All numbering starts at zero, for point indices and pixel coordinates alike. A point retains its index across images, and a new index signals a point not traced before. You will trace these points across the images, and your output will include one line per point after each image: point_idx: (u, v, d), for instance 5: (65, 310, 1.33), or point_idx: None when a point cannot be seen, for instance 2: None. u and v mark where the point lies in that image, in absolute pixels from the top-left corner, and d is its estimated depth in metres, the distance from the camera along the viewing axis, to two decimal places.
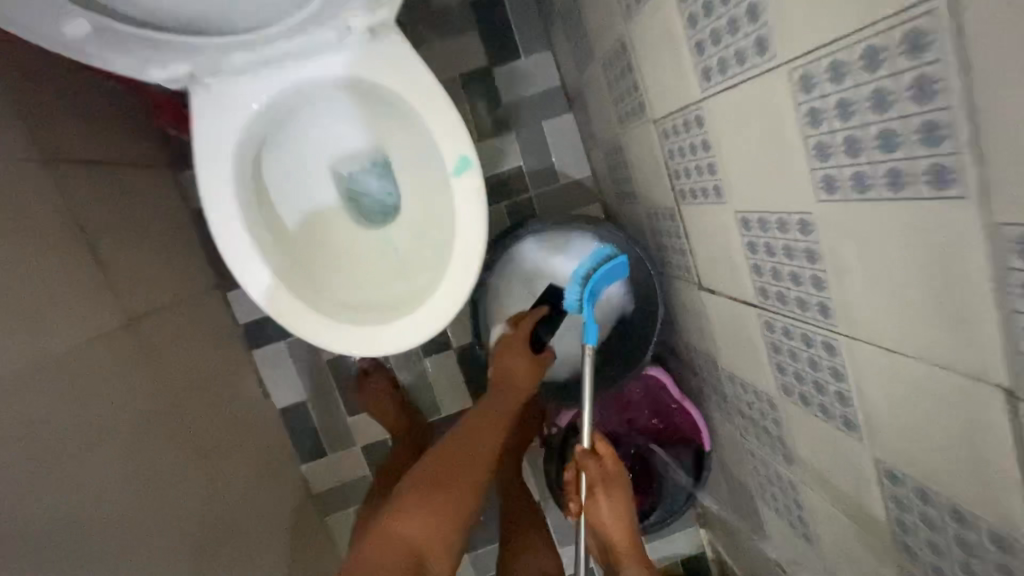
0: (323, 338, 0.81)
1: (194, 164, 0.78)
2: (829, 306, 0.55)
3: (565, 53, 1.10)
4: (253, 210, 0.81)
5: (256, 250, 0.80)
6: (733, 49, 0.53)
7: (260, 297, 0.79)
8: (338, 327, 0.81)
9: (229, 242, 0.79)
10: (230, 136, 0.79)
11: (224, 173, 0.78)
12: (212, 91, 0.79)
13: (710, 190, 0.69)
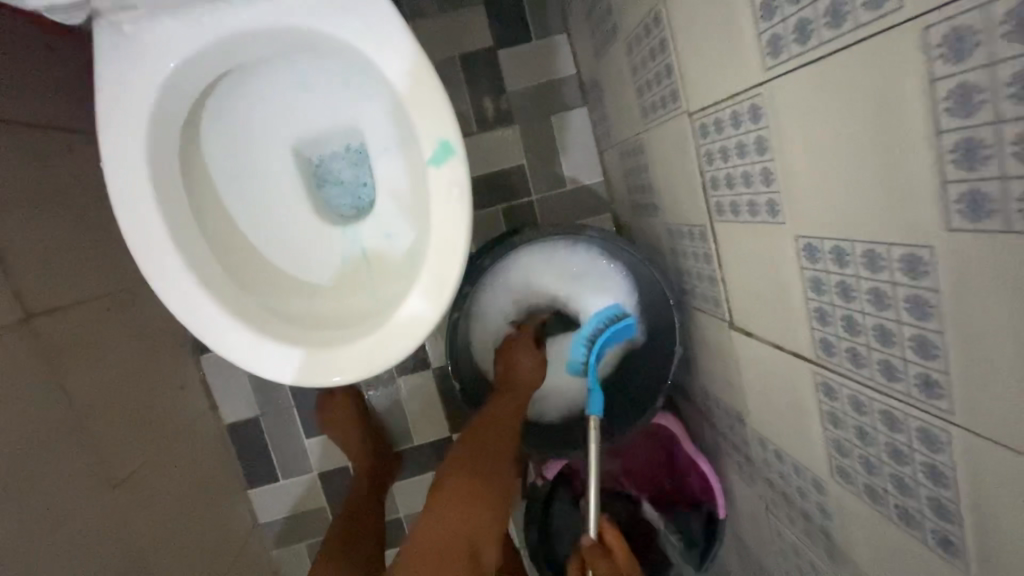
0: (248, 356, 0.65)
1: (97, 127, 0.62)
2: (936, 381, 0.38)
3: (582, 37, 0.94)
4: (173, 191, 0.66)
5: (172, 241, 0.64)
6: (825, 3, 0.37)
7: (173, 300, 0.64)
8: (269, 344, 0.65)
9: (138, 228, 0.63)
10: (147, 96, 0.62)
11: (137, 142, 0.63)
12: (125, 35, 0.62)
13: (760, 204, 0.53)
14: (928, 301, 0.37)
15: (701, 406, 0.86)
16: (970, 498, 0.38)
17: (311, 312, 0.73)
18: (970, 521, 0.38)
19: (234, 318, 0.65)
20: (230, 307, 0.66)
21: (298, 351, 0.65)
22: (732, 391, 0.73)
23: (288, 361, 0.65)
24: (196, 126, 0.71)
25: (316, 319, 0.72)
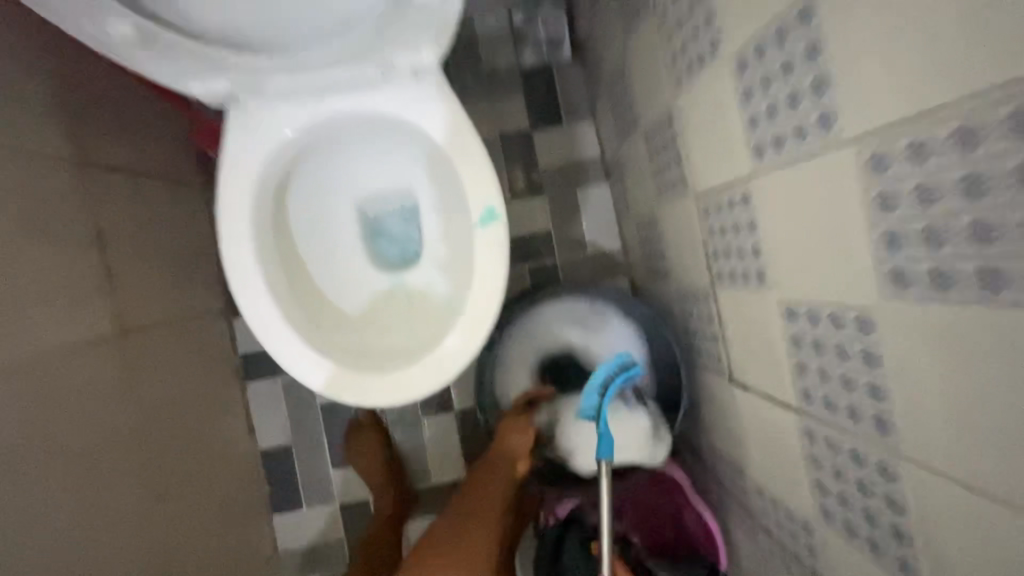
0: (298, 369, 0.75)
1: (217, 174, 0.77)
2: (887, 421, 0.46)
3: (608, 126, 1.10)
4: (265, 229, 0.80)
5: (258, 268, 0.77)
6: (792, 125, 0.49)
7: (248, 313, 0.75)
8: (319, 361, 0.75)
9: (232, 255, 0.76)
10: (260, 155, 0.78)
11: (246, 190, 0.78)
12: (250, 108, 0.78)
13: (751, 274, 0.64)
14: (877, 354, 0.46)
15: (705, 459, 0.92)
16: (920, 524, 0.45)
17: (351, 339, 0.83)
18: (926, 548, 0.45)
19: (290, 330, 0.76)
20: (291, 323, 0.77)
21: (337, 369, 0.75)
22: (733, 442, 0.80)
23: (327, 377, 0.75)
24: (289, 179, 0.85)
25: (355, 346, 0.82)
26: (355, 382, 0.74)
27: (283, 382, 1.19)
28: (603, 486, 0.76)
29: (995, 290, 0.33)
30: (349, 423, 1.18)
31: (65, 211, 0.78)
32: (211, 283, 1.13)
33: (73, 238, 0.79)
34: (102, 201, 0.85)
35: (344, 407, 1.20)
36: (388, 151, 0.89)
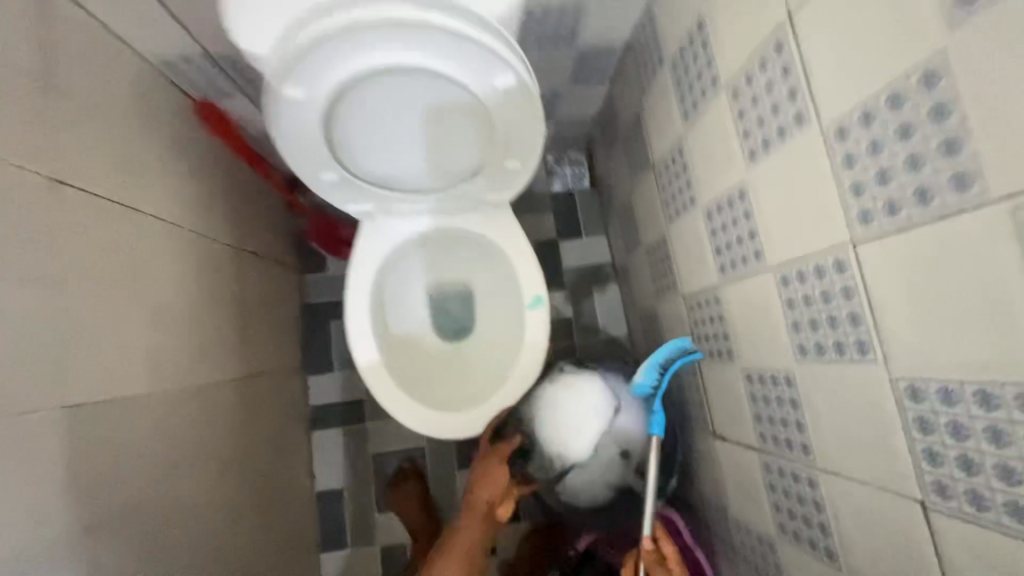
0: (365, 373, 1.01)
1: (357, 241, 1.05)
2: (808, 445, 0.71)
3: (618, 240, 1.43)
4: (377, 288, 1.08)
5: (367, 310, 1.05)
6: (740, 255, 0.80)
7: (351, 328, 1.03)
8: (383, 377, 1.02)
9: (353, 295, 1.04)
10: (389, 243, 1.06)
11: (374, 262, 1.06)
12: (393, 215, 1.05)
13: (723, 350, 0.91)
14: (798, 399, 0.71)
15: (694, 511, 1.11)
16: (834, 514, 0.68)
17: (406, 370, 1.09)
18: (839, 530, 0.68)
19: (373, 358, 1.02)
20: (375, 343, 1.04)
21: (386, 382, 1.02)
22: (717, 487, 1.01)
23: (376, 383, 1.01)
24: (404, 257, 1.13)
25: (412, 382, 1.08)
26: (398, 399, 1.01)
27: (342, 433, 1.40)
28: (652, 459, 0.87)
29: (843, 353, 0.61)
30: (394, 472, 1.37)
31: (233, 283, 1.08)
32: (298, 345, 1.39)
33: (234, 302, 1.07)
34: (250, 277, 1.15)
35: (391, 457, 1.40)
36: (475, 256, 1.17)
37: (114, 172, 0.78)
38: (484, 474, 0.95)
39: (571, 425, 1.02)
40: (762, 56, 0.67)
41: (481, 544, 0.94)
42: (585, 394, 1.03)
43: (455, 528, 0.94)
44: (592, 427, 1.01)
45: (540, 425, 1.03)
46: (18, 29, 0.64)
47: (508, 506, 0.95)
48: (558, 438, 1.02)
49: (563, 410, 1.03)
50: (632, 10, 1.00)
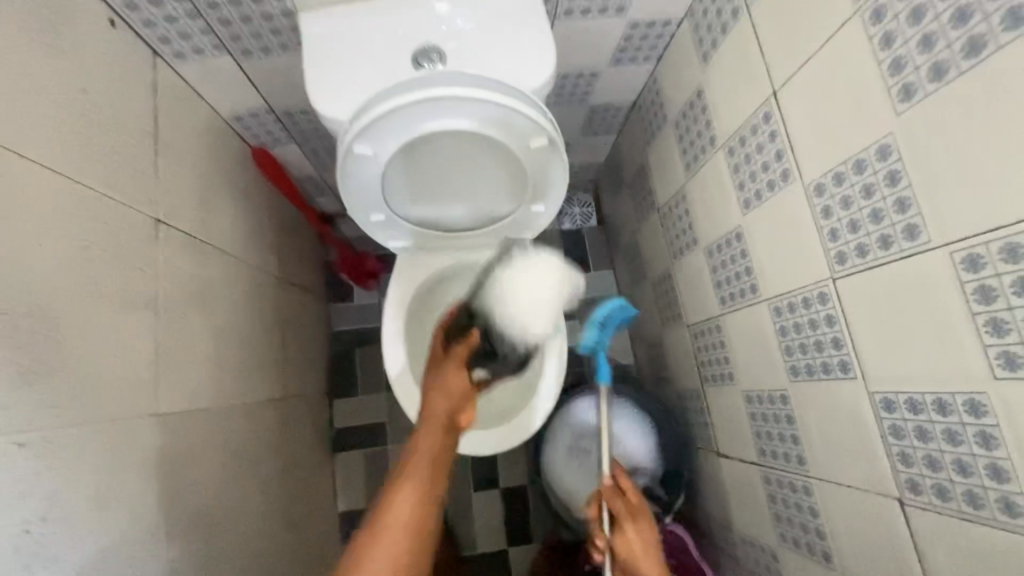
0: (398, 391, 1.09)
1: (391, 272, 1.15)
2: (803, 456, 0.80)
3: (624, 274, 1.55)
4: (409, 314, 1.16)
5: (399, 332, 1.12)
6: (739, 288, 0.91)
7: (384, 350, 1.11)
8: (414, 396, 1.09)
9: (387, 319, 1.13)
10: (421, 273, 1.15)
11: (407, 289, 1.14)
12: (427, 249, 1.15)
13: (726, 374, 1.01)
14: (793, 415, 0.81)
15: (700, 529, 1.18)
16: (828, 518, 0.76)
17: None
18: (831, 532, 0.76)
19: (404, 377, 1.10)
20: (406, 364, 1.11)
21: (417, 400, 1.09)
22: (722, 503, 1.09)
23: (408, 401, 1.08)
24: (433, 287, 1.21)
25: None
26: None
27: (364, 455, 1.47)
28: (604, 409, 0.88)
29: (830, 372, 0.71)
30: None
31: (277, 309, 1.17)
32: (325, 370, 1.47)
33: (278, 327, 1.17)
34: (290, 304, 1.25)
35: None
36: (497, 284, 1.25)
37: (200, 211, 0.88)
38: (443, 383, 0.76)
39: (530, 312, 0.85)
40: (753, 122, 0.80)
41: (452, 457, 0.69)
42: (545, 271, 0.84)
43: (412, 441, 0.68)
44: (545, 318, 0.87)
45: (497, 301, 0.86)
46: (144, 94, 0.77)
47: (473, 412, 0.76)
48: (506, 313, 0.86)
49: (520, 283, 0.85)
50: (639, 75, 1.15)
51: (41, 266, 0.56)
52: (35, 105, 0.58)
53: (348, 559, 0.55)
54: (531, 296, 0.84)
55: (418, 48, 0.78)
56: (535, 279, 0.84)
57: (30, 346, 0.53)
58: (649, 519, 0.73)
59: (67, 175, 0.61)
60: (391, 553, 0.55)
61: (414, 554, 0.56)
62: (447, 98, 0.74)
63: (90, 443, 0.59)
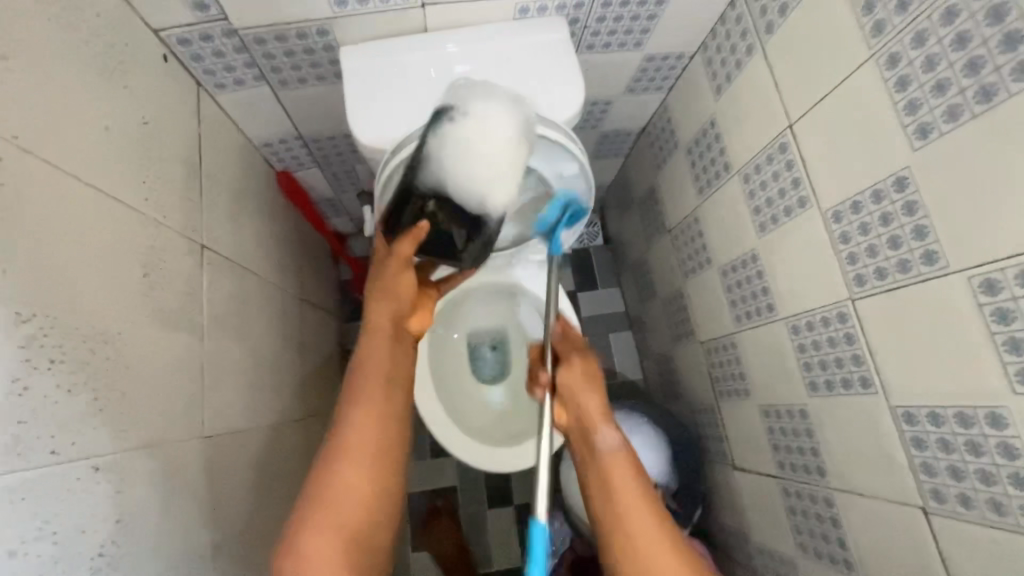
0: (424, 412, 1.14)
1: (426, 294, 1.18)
2: (824, 468, 0.83)
3: (631, 291, 1.58)
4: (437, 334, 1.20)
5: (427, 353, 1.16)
6: (755, 307, 0.96)
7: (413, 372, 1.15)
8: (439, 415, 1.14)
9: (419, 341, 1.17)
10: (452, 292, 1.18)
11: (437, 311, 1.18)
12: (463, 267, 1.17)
13: (741, 390, 1.05)
14: (813, 428, 0.85)
15: (716, 541, 1.20)
16: (850, 528, 0.80)
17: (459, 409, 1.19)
18: (854, 541, 0.79)
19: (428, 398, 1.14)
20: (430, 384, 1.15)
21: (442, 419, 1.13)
22: (738, 515, 1.11)
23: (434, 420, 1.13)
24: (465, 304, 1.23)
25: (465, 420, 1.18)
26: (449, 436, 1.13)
27: None
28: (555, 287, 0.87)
29: (849, 388, 0.75)
30: (426, 512, 1.43)
31: (299, 329, 1.19)
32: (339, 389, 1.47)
33: (300, 346, 1.18)
34: (309, 323, 1.26)
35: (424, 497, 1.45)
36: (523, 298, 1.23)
37: (236, 235, 0.89)
38: (387, 288, 0.77)
39: (485, 163, 0.67)
40: (769, 152, 0.85)
41: (405, 359, 0.80)
42: (505, 128, 0.67)
43: (363, 350, 0.76)
44: (513, 170, 0.69)
45: (450, 180, 0.67)
46: (193, 123, 0.79)
47: (427, 316, 0.85)
48: (468, 190, 0.68)
49: (469, 147, 0.66)
50: (651, 103, 1.20)
51: (120, 289, 0.58)
52: (117, 137, 0.60)
53: (313, 488, 0.66)
54: (487, 166, 0.67)
55: (453, 80, 0.83)
56: (489, 140, 0.66)
57: (106, 372, 0.53)
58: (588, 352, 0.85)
59: (138, 209, 0.62)
60: (361, 470, 0.67)
61: (377, 468, 0.69)
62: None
63: (154, 466, 0.59)
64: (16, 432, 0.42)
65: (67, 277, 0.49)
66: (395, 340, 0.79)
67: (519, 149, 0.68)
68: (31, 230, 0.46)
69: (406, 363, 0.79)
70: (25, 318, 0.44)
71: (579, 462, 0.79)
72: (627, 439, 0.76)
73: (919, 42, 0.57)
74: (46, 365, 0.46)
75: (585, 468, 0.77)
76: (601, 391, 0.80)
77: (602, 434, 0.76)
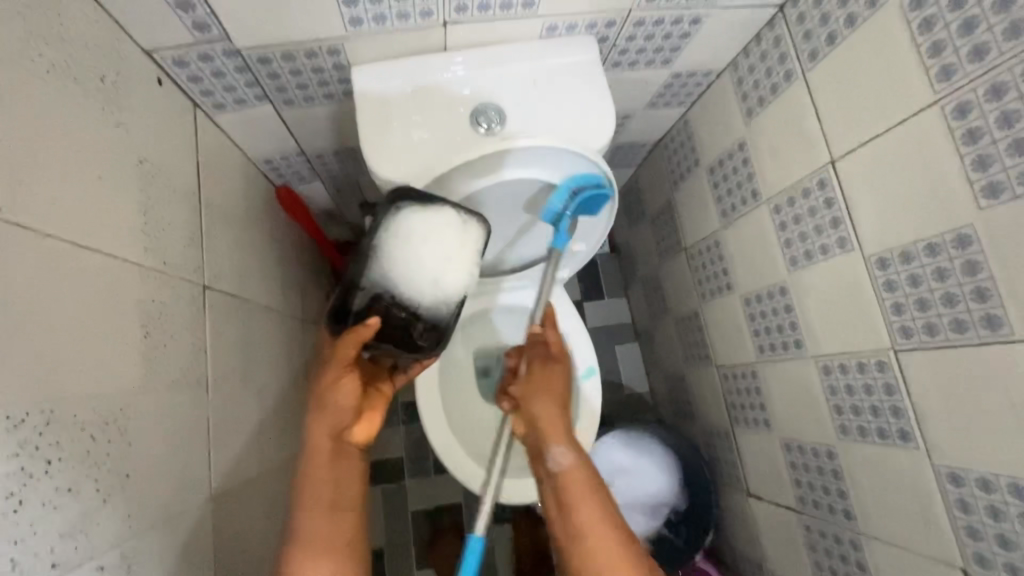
0: (435, 439, 1.04)
1: None
2: (851, 511, 0.82)
3: (639, 302, 1.53)
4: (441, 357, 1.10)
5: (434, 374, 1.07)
6: (780, 340, 0.93)
7: (422, 396, 1.05)
8: (450, 442, 1.05)
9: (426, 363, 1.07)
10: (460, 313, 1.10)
11: None
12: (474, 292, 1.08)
13: (761, 421, 1.02)
14: (841, 470, 0.83)
15: (728, 564, 1.19)
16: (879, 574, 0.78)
17: (471, 437, 1.09)
18: None
19: (439, 423, 1.04)
20: (440, 408, 1.06)
21: (453, 447, 1.04)
22: (752, 544, 1.09)
23: (446, 449, 1.04)
24: (466, 330, 1.14)
25: (477, 449, 1.08)
26: (463, 464, 1.03)
27: (381, 490, 1.42)
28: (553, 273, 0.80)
29: (886, 438, 0.73)
30: (430, 531, 1.40)
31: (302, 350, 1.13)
32: None
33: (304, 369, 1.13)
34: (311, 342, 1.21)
35: (427, 515, 1.41)
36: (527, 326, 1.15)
37: (239, 266, 0.83)
38: (324, 396, 0.67)
39: (437, 258, 0.64)
40: (805, 186, 0.81)
41: (354, 471, 0.67)
42: (444, 216, 0.65)
43: (303, 468, 0.66)
44: (468, 258, 0.65)
45: (398, 286, 0.62)
46: (190, 149, 0.73)
47: (373, 423, 0.71)
48: (422, 292, 0.63)
49: (415, 247, 0.63)
50: (671, 116, 1.15)
51: (131, 355, 0.53)
52: (111, 184, 0.54)
53: None
54: (438, 267, 0.64)
55: (478, 105, 0.77)
56: (440, 255, 0.64)
57: (112, 456, 0.48)
58: (556, 365, 0.81)
59: (137, 262, 0.56)
60: None
61: None
62: (524, 146, 0.72)
63: (167, 546, 0.55)
64: (11, 556, 0.37)
65: (67, 359, 0.44)
66: (335, 455, 0.67)
67: (468, 237, 0.66)
68: (23, 317, 0.41)
69: (355, 477, 0.67)
70: (17, 422, 0.39)
71: (540, 485, 0.75)
72: (581, 456, 0.72)
73: (997, 95, 0.54)
74: (42, 469, 0.41)
75: (546, 494, 0.73)
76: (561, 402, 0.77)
77: (553, 450, 0.73)
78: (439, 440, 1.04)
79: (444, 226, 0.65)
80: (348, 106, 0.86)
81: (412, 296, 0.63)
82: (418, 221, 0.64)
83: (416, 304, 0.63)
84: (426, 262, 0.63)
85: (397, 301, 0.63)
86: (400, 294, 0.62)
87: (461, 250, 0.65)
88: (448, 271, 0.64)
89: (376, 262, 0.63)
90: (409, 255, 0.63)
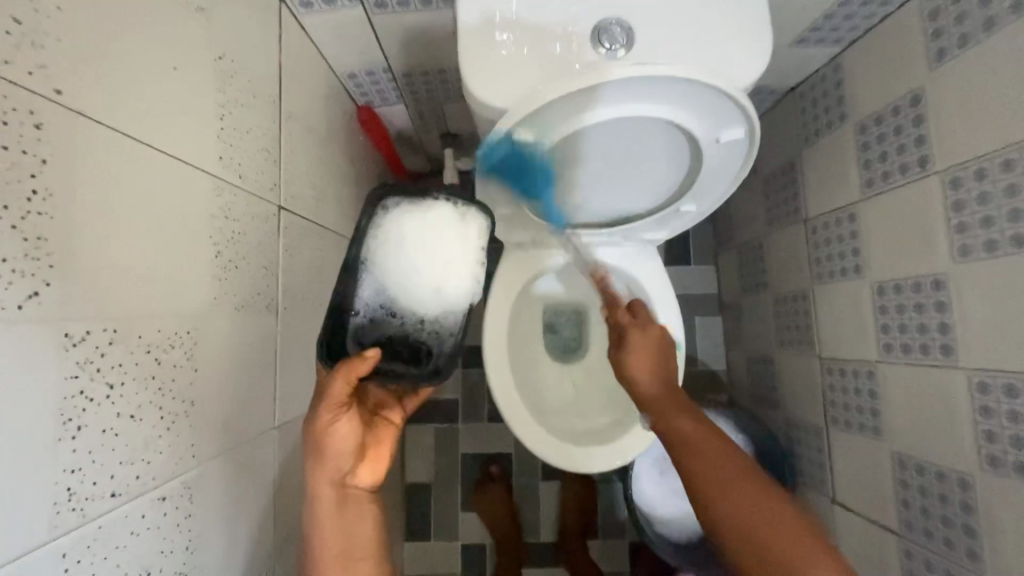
0: (495, 385, 0.97)
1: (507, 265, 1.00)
2: (978, 552, 0.69)
3: (730, 274, 1.38)
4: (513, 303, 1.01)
5: (502, 318, 0.99)
6: (919, 342, 0.77)
7: (487, 339, 0.98)
8: (511, 390, 0.97)
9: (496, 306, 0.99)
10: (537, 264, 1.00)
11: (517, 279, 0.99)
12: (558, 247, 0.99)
13: (868, 427, 0.89)
14: (974, 504, 0.70)
15: None
16: None
17: (530, 391, 1.02)
18: None
19: (501, 368, 0.97)
20: (505, 354, 0.98)
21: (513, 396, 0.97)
22: None
23: (507, 397, 0.96)
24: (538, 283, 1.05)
25: (535, 404, 1.00)
26: (521, 414, 0.96)
27: (433, 428, 1.42)
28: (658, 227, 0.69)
29: None
30: (478, 476, 1.39)
31: None
32: None
33: None
34: None
35: (477, 460, 1.40)
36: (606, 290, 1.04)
37: (316, 189, 0.78)
38: (318, 444, 0.51)
39: (435, 262, 0.52)
40: (1007, 156, 0.63)
41: (368, 511, 0.55)
42: (440, 214, 0.52)
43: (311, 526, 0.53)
44: (474, 258, 0.53)
45: (398, 303, 0.52)
46: (274, 52, 0.65)
47: (381, 456, 0.55)
48: (426, 303, 0.52)
49: (406, 254, 0.52)
50: (818, 56, 0.95)
51: (201, 275, 0.48)
52: (187, 79, 0.47)
53: None
54: (436, 276, 0.52)
55: (600, 21, 0.64)
56: (443, 263, 0.52)
57: (176, 382, 0.44)
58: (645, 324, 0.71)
59: (211, 172, 0.50)
60: None
61: None
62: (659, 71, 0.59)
63: (231, 476, 0.53)
64: (67, 485, 0.34)
65: (132, 271, 0.40)
66: (341, 501, 0.53)
67: (468, 234, 0.53)
68: (85, 222, 0.35)
69: (369, 516, 0.55)
70: (76, 340, 0.35)
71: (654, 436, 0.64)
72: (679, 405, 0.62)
73: None
74: (103, 394, 0.37)
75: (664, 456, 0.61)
76: (660, 358, 0.68)
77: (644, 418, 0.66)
78: (499, 387, 0.97)
79: (439, 228, 0.52)
80: (444, 13, 0.74)
81: (409, 309, 0.52)
82: (406, 226, 0.52)
83: (423, 318, 0.52)
84: (422, 271, 0.52)
85: (394, 317, 0.52)
86: (403, 311, 0.52)
87: (460, 259, 0.53)
88: (451, 278, 0.52)
89: (363, 274, 0.52)
90: (398, 264, 0.51)
